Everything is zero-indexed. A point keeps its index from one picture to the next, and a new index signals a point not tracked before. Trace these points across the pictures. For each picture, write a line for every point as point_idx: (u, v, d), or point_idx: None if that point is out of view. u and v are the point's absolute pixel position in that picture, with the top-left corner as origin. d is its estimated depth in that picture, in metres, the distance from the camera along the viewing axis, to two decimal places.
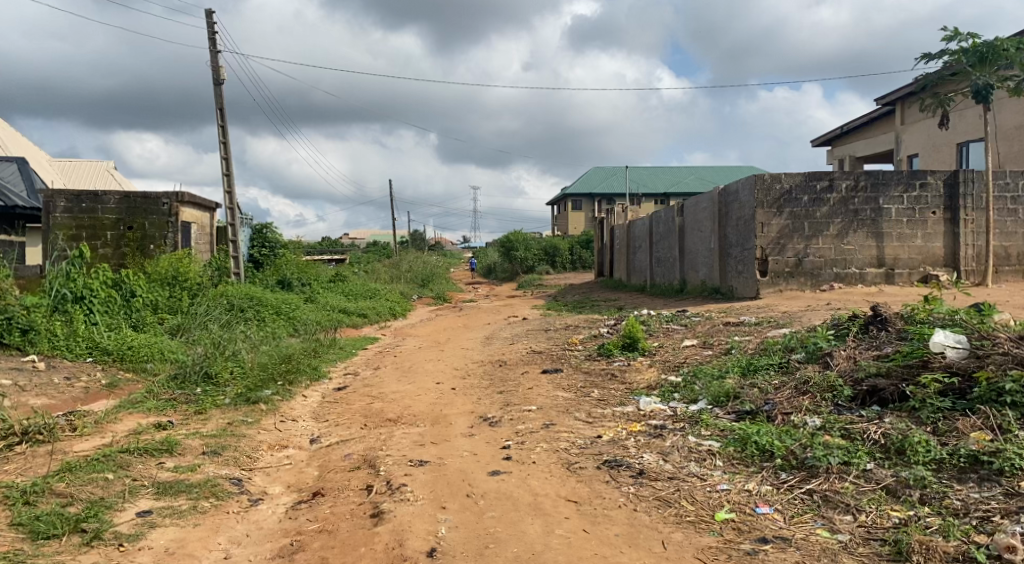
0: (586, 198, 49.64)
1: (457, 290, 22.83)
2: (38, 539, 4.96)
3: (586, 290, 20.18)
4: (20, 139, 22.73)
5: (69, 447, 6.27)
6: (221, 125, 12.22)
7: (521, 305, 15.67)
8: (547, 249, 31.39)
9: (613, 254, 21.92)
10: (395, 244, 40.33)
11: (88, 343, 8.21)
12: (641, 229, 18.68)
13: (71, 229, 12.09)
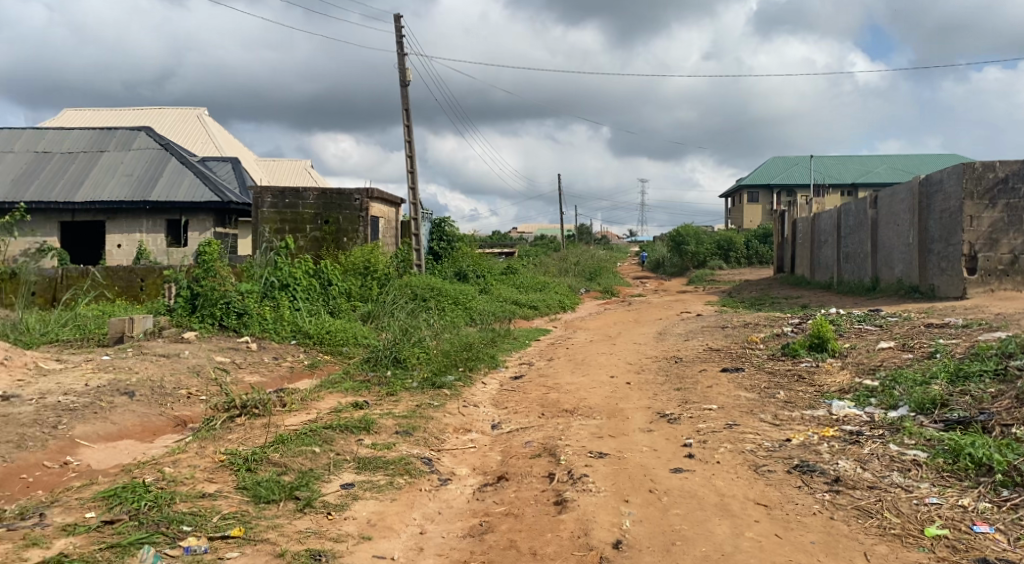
0: (763, 190, 47.93)
1: (625, 284, 22.73)
2: (261, 502, 5.59)
3: (765, 286, 19.48)
4: (233, 138, 25.18)
5: (281, 421, 6.92)
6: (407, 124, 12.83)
7: (695, 301, 15.23)
8: (721, 243, 30.34)
9: (794, 248, 20.91)
10: (563, 236, 40.61)
11: (293, 327, 8.98)
12: (827, 222, 17.65)
13: (276, 222, 13.22)
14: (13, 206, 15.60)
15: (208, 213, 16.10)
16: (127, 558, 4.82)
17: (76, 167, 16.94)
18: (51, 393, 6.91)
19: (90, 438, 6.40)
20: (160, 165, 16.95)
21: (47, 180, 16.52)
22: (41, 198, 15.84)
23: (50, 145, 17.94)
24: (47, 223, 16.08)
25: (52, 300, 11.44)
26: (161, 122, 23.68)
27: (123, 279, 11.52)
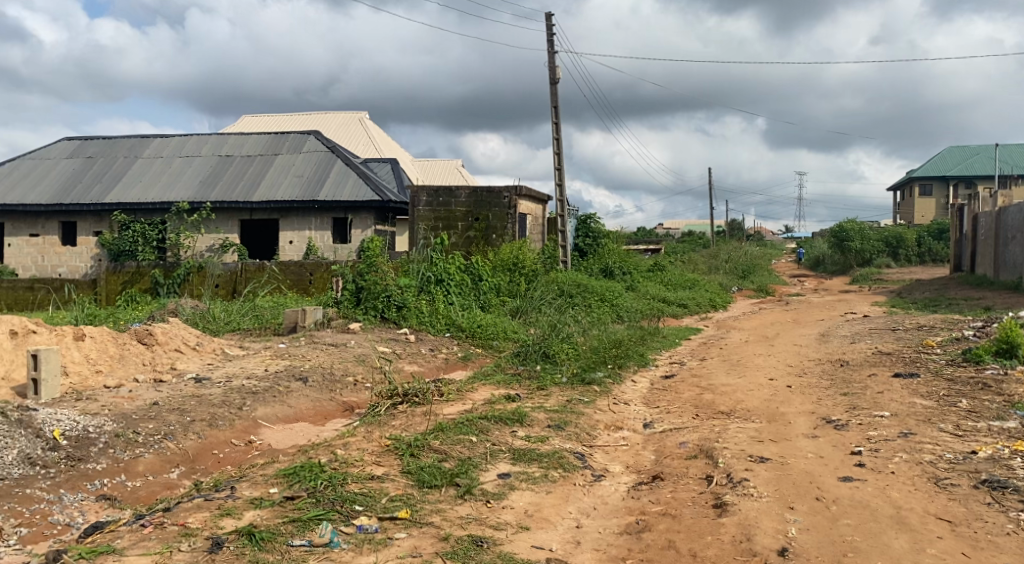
0: (937, 181, 44.54)
1: (779, 282, 21.83)
2: (424, 487, 5.85)
3: (941, 286, 18.05)
4: (389, 139, 26.40)
5: (439, 410, 7.20)
6: (557, 121, 12.94)
7: (861, 301, 14.39)
8: (889, 239, 28.37)
9: (975, 246, 19.23)
10: (712, 232, 39.49)
11: (447, 320, 9.31)
12: (1015, 217, 16.10)
13: (431, 220, 13.71)
14: (200, 206, 17.20)
15: (369, 210, 16.92)
16: (307, 532, 5.19)
17: (252, 169, 18.41)
18: (236, 376, 7.57)
19: (270, 419, 6.95)
20: (324, 167, 18.09)
21: (226, 181, 18.05)
22: (223, 198, 17.33)
23: (230, 149, 19.60)
24: (227, 220, 17.56)
25: (233, 292, 12.52)
26: (327, 126, 25.38)
27: (294, 273, 12.39)
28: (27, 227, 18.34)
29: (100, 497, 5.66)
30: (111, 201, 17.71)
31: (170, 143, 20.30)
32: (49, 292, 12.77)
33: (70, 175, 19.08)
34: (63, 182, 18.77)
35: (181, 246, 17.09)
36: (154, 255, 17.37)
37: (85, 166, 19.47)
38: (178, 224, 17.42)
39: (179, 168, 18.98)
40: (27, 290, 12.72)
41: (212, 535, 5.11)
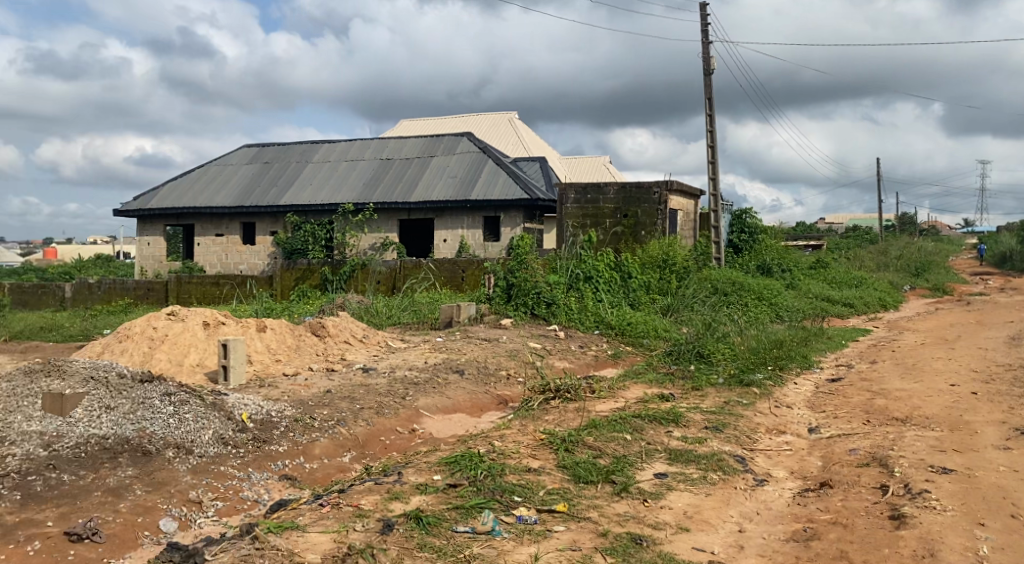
0: None
1: (957, 280, 20.09)
2: (580, 482, 5.90)
3: None
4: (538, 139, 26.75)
5: (593, 406, 7.22)
6: (710, 115, 12.60)
7: None
8: None
9: None
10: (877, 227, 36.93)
11: (595, 317, 9.34)
12: None
13: (578, 217, 13.78)
14: (363, 206, 18.20)
15: (518, 209, 17.21)
16: (470, 519, 5.37)
17: (410, 171, 19.28)
18: (399, 367, 7.97)
19: (431, 410, 7.24)
20: (475, 167, 18.62)
21: (384, 184, 18.99)
22: (385, 199, 18.24)
23: (390, 152, 20.61)
24: (387, 220, 18.47)
25: (392, 289, 13.21)
26: (479, 126, 26.11)
27: (448, 270, 12.85)
28: (214, 227, 20.07)
29: (282, 476, 6.14)
30: (285, 203, 19.09)
31: (335, 148, 21.62)
32: (233, 287, 13.94)
33: (249, 180, 20.73)
34: (243, 187, 20.44)
35: (347, 244, 17.96)
36: (323, 254, 18.38)
37: (261, 171, 21.11)
38: (344, 225, 18.34)
39: (344, 171, 20.19)
40: (214, 285, 13.95)
41: (383, 517, 5.41)
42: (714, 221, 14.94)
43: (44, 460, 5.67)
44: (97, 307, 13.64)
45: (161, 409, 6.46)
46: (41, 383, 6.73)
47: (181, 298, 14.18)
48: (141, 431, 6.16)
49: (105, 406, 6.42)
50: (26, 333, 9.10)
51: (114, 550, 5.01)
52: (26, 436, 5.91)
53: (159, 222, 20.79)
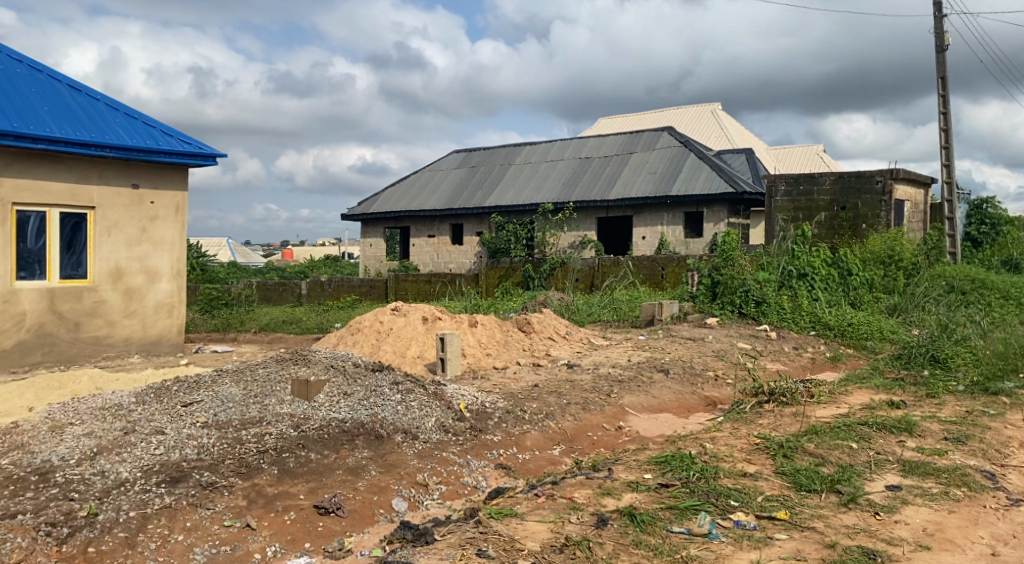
0: None
1: None
2: (802, 490, 5.62)
3: None
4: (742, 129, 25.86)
5: (812, 411, 6.86)
6: (943, 94, 11.46)
7: None
8: None
9: None
10: None
11: (812, 317, 8.87)
12: None
13: (790, 211, 13.17)
14: (562, 206, 18.62)
15: (722, 204, 16.71)
16: (685, 520, 5.29)
17: (611, 170, 19.39)
18: (603, 365, 8.04)
19: (637, 408, 7.23)
20: (676, 162, 18.38)
21: (587, 182, 19.23)
22: (586, 198, 18.42)
23: (590, 152, 20.86)
24: (587, 219, 18.64)
25: (591, 286, 13.33)
26: (681, 120, 25.71)
27: (648, 268, 12.78)
28: (427, 229, 21.33)
29: (498, 465, 6.43)
30: (490, 205, 19.90)
31: (537, 150, 22.33)
32: (443, 285, 14.87)
33: (458, 183, 21.94)
34: (452, 191, 21.61)
35: (548, 243, 18.67)
36: (525, 253, 19.10)
37: (469, 174, 22.27)
38: (544, 223, 18.87)
39: (545, 172, 20.72)
40: (426, 282, 14.95)
41: (597, 512, 5.47)
42: (947, 211, 13.56)
43: (295, 439, 6.35)
44: (329, 303, 14.78)
45: (390, 397, 7.11)
46: (290, 369, 7.57)
47: (398, 295, 15.19)
48: (374, 417, 6.78)
49: (343, 392, 7.16)
50: (272, 326, 10.25)
51: (355, 524, 5.50)
52: (279, 418, 6.68)
53: (378, 226, 22.48)
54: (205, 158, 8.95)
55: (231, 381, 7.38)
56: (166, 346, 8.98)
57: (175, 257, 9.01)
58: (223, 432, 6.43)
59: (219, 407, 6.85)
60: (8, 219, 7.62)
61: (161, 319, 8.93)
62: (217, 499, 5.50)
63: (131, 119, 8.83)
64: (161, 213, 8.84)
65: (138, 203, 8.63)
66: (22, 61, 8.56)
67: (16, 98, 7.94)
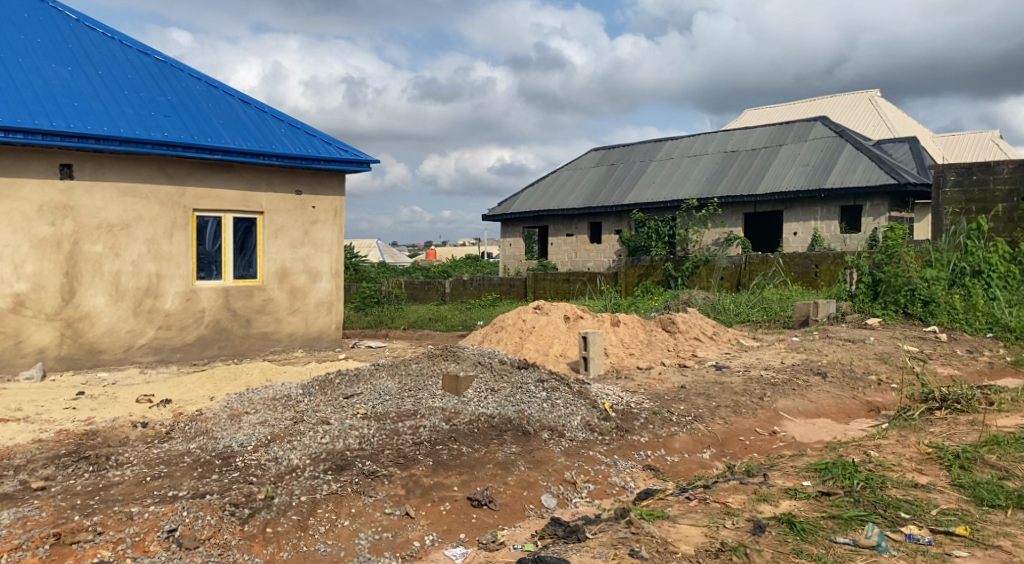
0: None
1: None
2: (983, 505, 5.17)
3: None
4: (905, 116, 24.28)
5: (991, 420, 6.34)
6: None
7: None
8: None
9: None
10: None
11: (988, 318, 8.68)
12: None
13: (960, 203, 12.57)
14: (707, 201, 18.16)
15: (883, 196, 15.74)
16: (851, 531, 5.00)
17: (757, 163, 18.73)
18: (754, 367, 7.84)
19: (793, 412, 6.96)
20: (830, 154, 17.51)
21: (733, 177, 18.68)
22: (730, 193, 17.92)
23: (735, 145, 20.25)
24: (733, 215, 18.09)
25: (737, 285, 13.43)
26: (836, 109, 24.47)
27: (800, 266, 12.82)
28: (565, 228, 21.42)
29: (645, 467, 6.36)
30: (629, 202, 19.74)
31: (678, 145, 21.91)
32: (583, 284, 14.90)
33: (596, 182, 21.94)
34: (590, 190, 21.64)
35: (690, 241, 18.22)
36: (665, 250, 18.69)
37: (608, 173, 22.21)
38: (688, 221, 18.55)
39: (686, 168, 20.32)
40: (566, 281, 15.03)
41: (753, 518, 5.29)
42: None
43: (447, 432, 6.58)
44: (470, 301, 15.18)
45: (536, 394, 7.22)
46: (440, 365, 7.86)
47: (536, 294, 15.41)
48: (520, 413, 6.90)
49: (490, 388, 7.35)
50: (420, 323, 10.67)
51: (506, 519, 5.62)
52: (432, 411, 6.95)
53: (517, 226, 22.86)
54: (360, 164, 9.43)
55: (387, 375, 7.77)
56: (325, 341, 9.55)
57: (333, 258, 9.54)
58: (381, 423, 6.76)
59: (377, 400, 7.22)
60: (189, 223, 8.41)
61: (322, 316, 9.50)
62: (378, 487, 5.75)
63: (295, 129, 9.45)
64: (321, 216, 9.40)
65: (300, 208, 9.23)
66: (201, 79, 9.37)
67: (196, 113, 8.70)
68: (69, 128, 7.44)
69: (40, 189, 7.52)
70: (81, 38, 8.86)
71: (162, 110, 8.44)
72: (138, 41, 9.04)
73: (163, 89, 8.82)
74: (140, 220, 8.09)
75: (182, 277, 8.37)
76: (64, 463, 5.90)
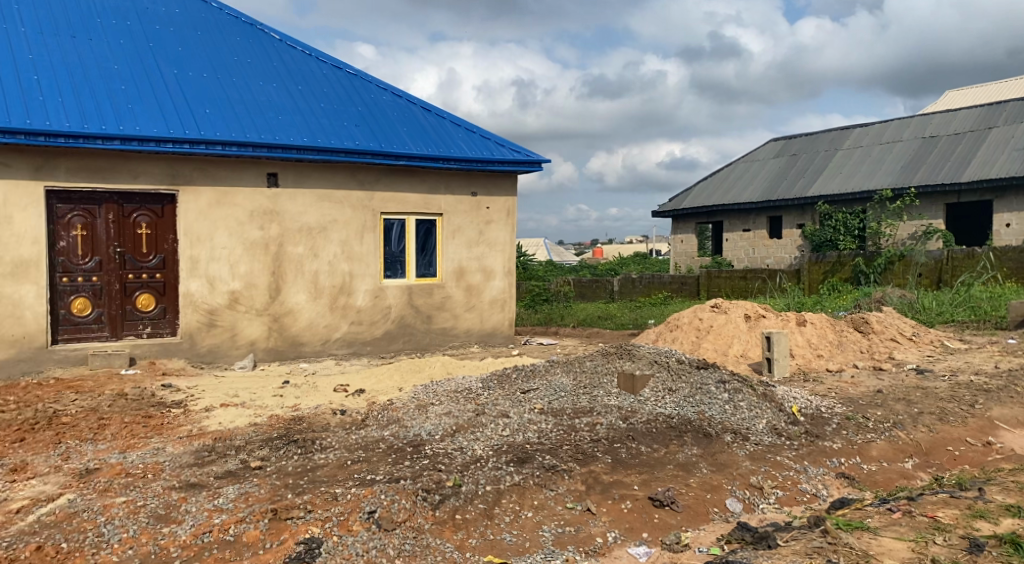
0: None
1: None
2: None
3: None
4: None
5: None
6: None
7: None
8: None
9: None
10: None
11: None
12: None
13: None
14: (903, 191, 16.87)
15: None
16: None
17: (960, 150, 17.19)
18: (962, 372, 7.31)
19: (1011, 423, 6.39)
20: None
21: (933, 164, 17.24)
22: (930, 181, 16.59)
23: (935, 131, 18.68)
24: (933, 205, 16.72)
25: (938, 282, 12.80)
26: None
27: (1013, 261, 12.20)
28: (741, 223, 20.76)
29: (839, 474, 6.01)
30: (812, 194, 18.73)
31: (869, 132, 20.52)
32: (761, 282, 14.47)
33: (776, 174, 21.05)
34: (768, 183, 20.79)
35: (882, 234, 17.12)
36: (855, 244, 17.75)
37: (789, 164, 21.23)
38: (881, 213, 17.46)
39: (876, 157, 19.01)
40: (743, 278, 14.61)
41: (968, 535, 4.83)
42: None
43: (625, 431, 6.55)
44: (641, 300, 15.07)
45: (717, 395, 7.05)
46: (616, 363, 7.86)
47: (709, 292, 15.05)
48: (701, 415, 6.76)
49: (667, 388, 7.24)
50: (590, 320, 10.75)
51: (690, 521, 5.48)
52: (608, 409, 6.95)
53: (690, 221, 22.45)
54: (533, 164, 9.61)
55: (562, 372, 7.88)
56: (499, 338, 9.82)
57: (506, 257, 9.79)
58: (558, 419, 6.85)
59: (554, 395, 7.34)
60: (377, 225, 8.98)
61: (496, 313, 9.78)
62: (559, 482, 5.82)
63: (471, 133, 9.79)
64: (495, 216, 9.68)
65: (475, 208, 9.55)
66: (387, 89, 9.94)
67: (383, 122, 9.24)
68: (275, 140, 8.14)
69: (250, 197, 8.30)
70: (284, 57, 9.67)
71: (353, 120, 9.03)
72: (333, 57, 9.75)
73: (354, 100, 9.45)
74: (334, 223, 8.73)
75: (370, 276, 8.96)
76: (277, 445, 6.46)
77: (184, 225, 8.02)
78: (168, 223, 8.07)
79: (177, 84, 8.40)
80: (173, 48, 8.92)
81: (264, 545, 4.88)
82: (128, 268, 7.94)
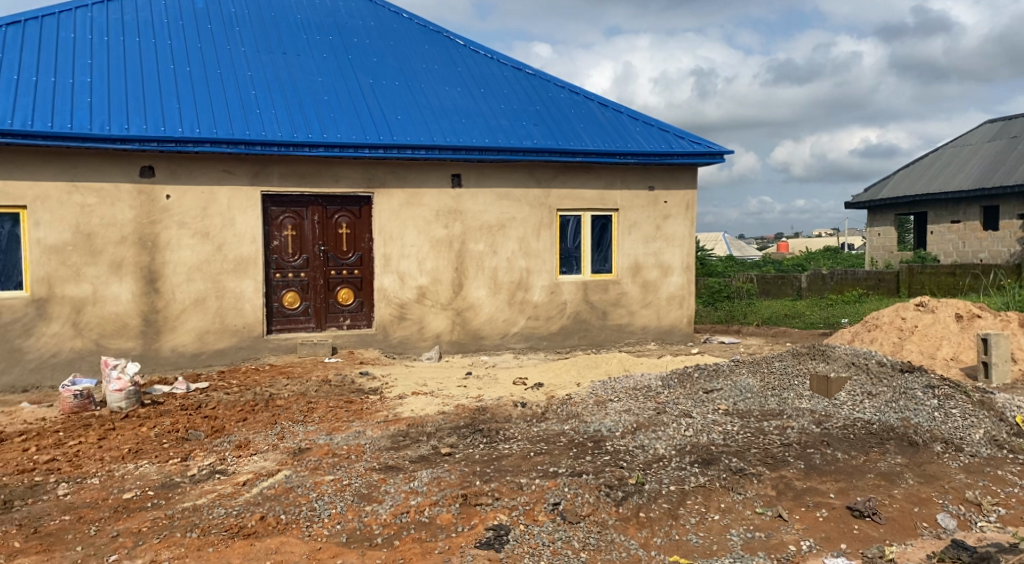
0: None
1: None
2: None
3: None
4: None
5: None
6: None
7: None
8: None
9: None
10: None
11: None
12: None
13: None
14: None
15: None
16: None
17: None
18: None
19: None
20: None
21: None
22: None
23: None
24: None
25: None
26: None
27: None
28: (948, 214, 19.11)
29: None
30: None
31: None
32: (971, 278, 13.96)
33: (993, 159, 19.04)
34: (982, 169, 18.85)
35: None
36: None
37: (1009, 147, 19.12)
38: None
39: None
40: (951, 274, 14.12)
41: None
42: None
43: (819, 436, 6.22)
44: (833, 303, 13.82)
45: (925, 402, 6.53)
46: (807, 364, 7.50)
47: (911, 289, 14.12)
48: (906, 422, 6.29)
49: (868, 392, 6.81)
50: (775, 319, 10.29)
51: (895, 535, 5.05)
52: (801, 412, 6.64)
53: (889, 213, 20.96)
54: (714, 156, 9.35)
55: (748, 372, 7.61)
56: (678, 335, 9.65)
57: (685, 252, 9.59)
58: (745, 421, 6.63)
59: (739, 396, 7.12)
60: (553, 223, 9.13)
61: (673, 310, 9.61)
62: (747, 486, 5.60)
63: (649, 127, 9.68)
64: (673, 211, 9.51)
65: (653, 203, 9.43)
66: (565, 87, 10.06)
67: (562, 120, 9.37)
68: (458, 142, 8.49)
69: (436, 197, 8.72)
70: (467, 61, 10.08)
71: (532, 120, 9.23)
72: (513, 59, 10.02)
73: (533, 100, 9.66)
74: (514, 220, 8.97)
75: (547, 272, 9.13)
76: (465, 434, 6.74)
77: (378, 224, 8.58)
78: (364, 223, 8.66)
79: (372, 93, 8.99)
80: (368, 58, 9.57)
81: (457, 528, 5.11)
82: (330, 265, 8.62)
